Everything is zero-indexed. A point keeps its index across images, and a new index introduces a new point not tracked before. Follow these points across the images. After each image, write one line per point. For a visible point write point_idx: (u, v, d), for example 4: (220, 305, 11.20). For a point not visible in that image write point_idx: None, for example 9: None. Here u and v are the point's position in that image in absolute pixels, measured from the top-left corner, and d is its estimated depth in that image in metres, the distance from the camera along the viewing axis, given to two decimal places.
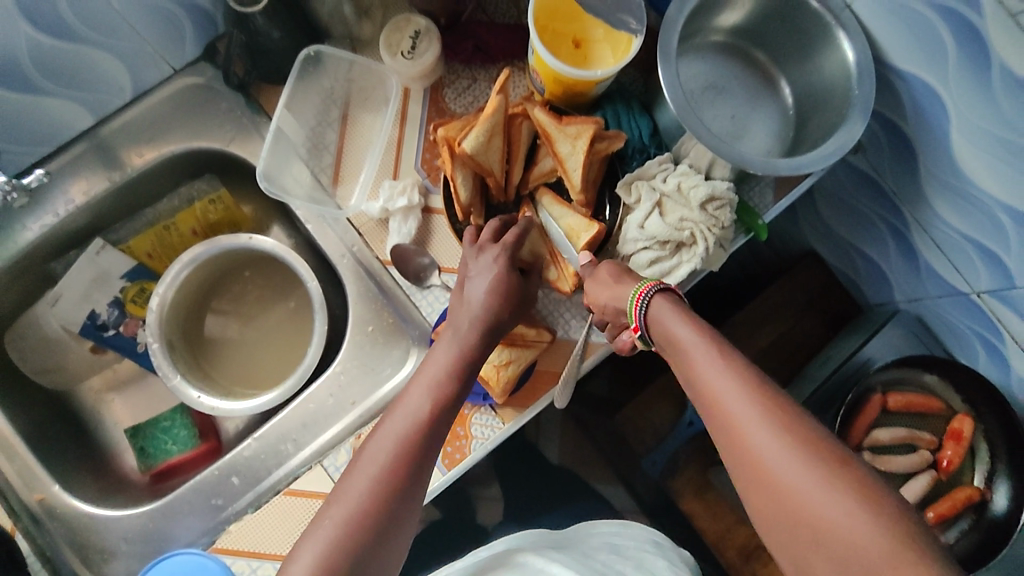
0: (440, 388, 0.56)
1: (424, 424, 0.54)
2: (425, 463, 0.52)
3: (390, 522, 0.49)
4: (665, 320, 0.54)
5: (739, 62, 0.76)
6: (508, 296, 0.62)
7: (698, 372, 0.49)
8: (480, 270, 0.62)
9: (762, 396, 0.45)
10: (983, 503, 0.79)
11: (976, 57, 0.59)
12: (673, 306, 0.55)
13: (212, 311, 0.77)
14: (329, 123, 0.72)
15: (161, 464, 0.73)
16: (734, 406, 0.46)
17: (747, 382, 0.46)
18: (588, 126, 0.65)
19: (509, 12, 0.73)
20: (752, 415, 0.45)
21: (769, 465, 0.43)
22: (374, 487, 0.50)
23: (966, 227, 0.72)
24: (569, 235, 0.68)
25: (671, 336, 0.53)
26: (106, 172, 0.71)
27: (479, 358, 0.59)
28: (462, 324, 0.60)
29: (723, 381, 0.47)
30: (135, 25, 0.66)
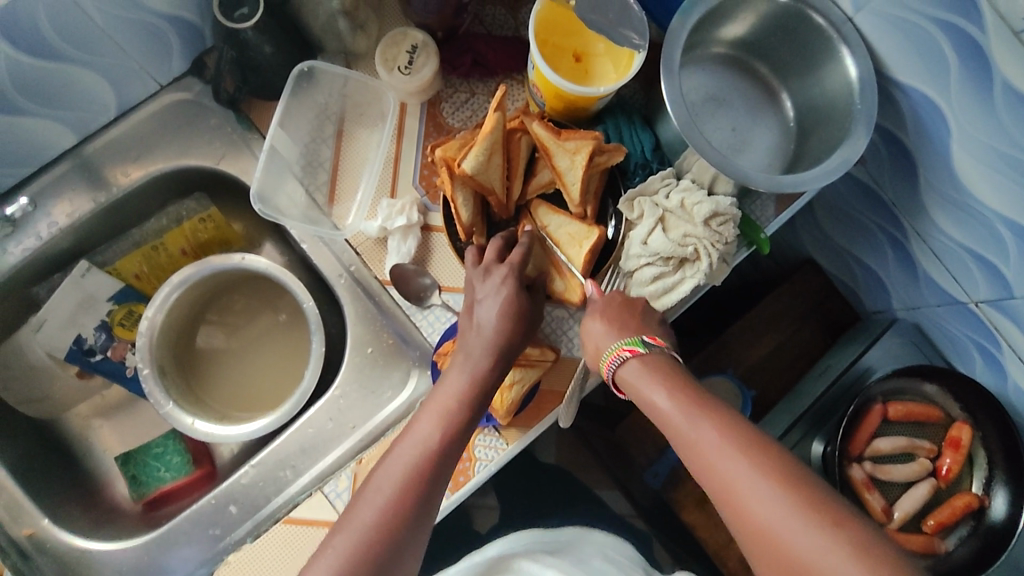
0: (451, 415, 0.54)
1: (434, 453, 0.52)
2: (434, 492, 0.51)
3: (396, 556, 0.47)
4: (641, 385, 0.53)
5: (739, 74, 0.75)
6: (520, 317, 0.60)
7: (683, 441, 0.48)
8: (489, 292, 0.60)
9: (747, 456, 0.45)
10: (981, 510, 0.79)
11: (979, 72, 0.59)
12: (640, 368, 0.54)
13: (204, 324, 0.75)
14: (323, 139, 0.70)
15: (155, 491, 0.71)
16: (723, 471, 0.45)
17: (730, 445, 0.46)
18: (587, 141, 0.64)
19: (507, 24, 0.72)
20: (741, 480, 0.44)
21: (772, 530, 0.42)
22: (381, 518, 0.48)
23: (964, 238, 0.72)
24: (569, 242, 0.67)
25: (647, 403, 0.52)
26: (91, 193, 0.69)
27: (490, 383, 0.57)
28: (475, 348, 0.58)
29: (707, 451, 0.47)
30: (120, 42, 0.61)
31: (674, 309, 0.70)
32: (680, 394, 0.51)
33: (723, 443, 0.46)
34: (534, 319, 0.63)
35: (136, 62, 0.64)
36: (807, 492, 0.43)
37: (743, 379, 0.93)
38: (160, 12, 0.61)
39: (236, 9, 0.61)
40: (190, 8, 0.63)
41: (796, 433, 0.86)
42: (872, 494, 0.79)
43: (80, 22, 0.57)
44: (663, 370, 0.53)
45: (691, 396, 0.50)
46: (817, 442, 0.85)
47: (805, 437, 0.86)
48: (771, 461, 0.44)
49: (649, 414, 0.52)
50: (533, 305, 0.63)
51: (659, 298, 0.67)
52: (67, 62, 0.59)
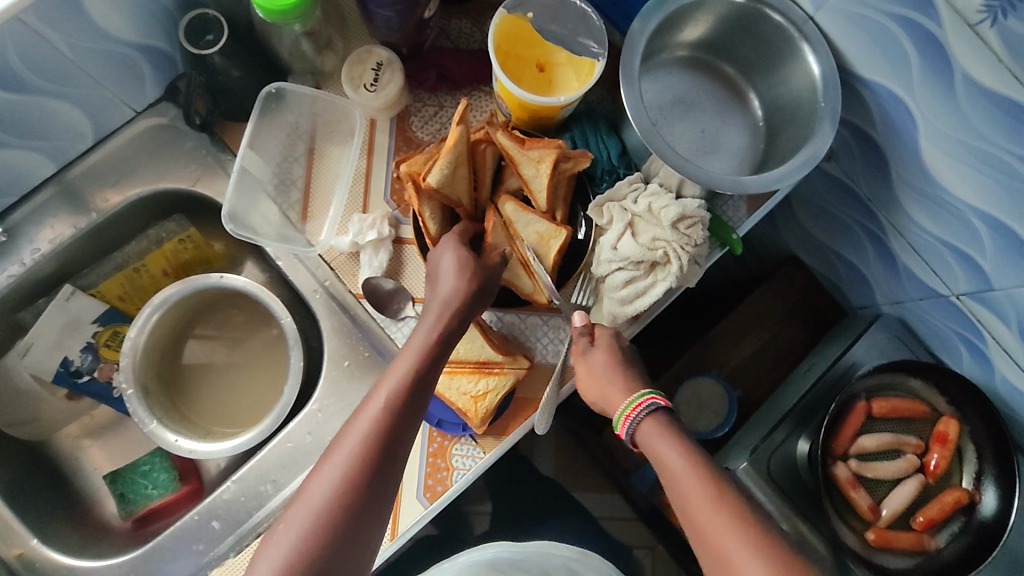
0: (403, 378, 0.54)
1: (389, 422, 0.52)
2: (392, 459, 0.51)
3: (352, 530, 0.49)
4: (657, 444, 0.57)
5: (706, 76, 0.76)
6: (473, 264, 0.61)
7: (692, 506, 0.53)
8: (439, 250, 0.62)
9: (749, 537, 0.50)
10: (972, 505, 0.78)
11: (939, 65, 0.59)
12: (660, 428, 0.58)
13: (196, 338, 0.77)
14: (295, 158, 0.71)
15: (142, 509, 0.72)
16: (724, 542, 0.51)
17: (736, 522, 0.51)
18: (551, 149, 0.65)
19: (472, 37, 0.73)
20: (743, 557, 0.50)
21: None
22: (335, 489, 0.49)
23: (940, 231, 0.71)
24: (539, 243, 0.66)
25: (663, 464, 0.56)
26: (72, 218, 0.71)
27: (443, 346, 0.58)
28: (430, 313, 0.59)
29: (713, 519, 0.52)
30: (93, 72, 0.63)
31: (647, 313, 0.70)
32: (693, 459, 0.55)
33: (729, 521, 0.51)
34: (496, 269, 0.63)
35: (109, 90, 0.66)
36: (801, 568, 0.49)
37: (729, 380, 0.93)
38: (128, 41, 0.63)
39: (201, 36, 0.62)
40: (158, 36, 0.65)
41: (781, 432, 0.83)
42: (857, 491, 0.79)
43: (51, 56, 0.58)
44: (676, 431, 0.58)
45: (702, 462, 0.55)
46: (803, 440, 0.83)
47: (791, 436, 0.84)
48: (772, 545, 0.50)
49: (661, 472, 0.57)
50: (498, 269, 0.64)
51: (632, 302, 0.68)
52: (40, 94, 0.61)
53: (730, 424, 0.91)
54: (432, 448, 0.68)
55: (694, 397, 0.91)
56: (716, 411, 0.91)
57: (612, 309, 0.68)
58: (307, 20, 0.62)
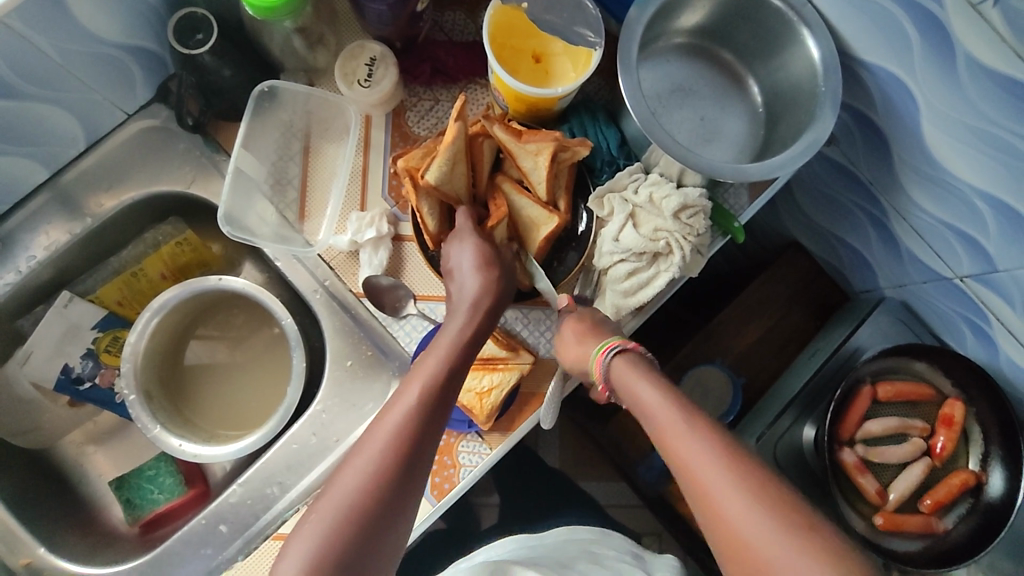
0: (436, 373, 0.54)
1: (420, 416, 0.52)
2: (423, 451, 0.51)
3: (385, 524, 0.48)
4: (627, 379, 0.55)
5: (704, 62, 0.74)
6: (495, 262, 0.62)
7: (662, 432, 0.50)
8: (458, 247, 0.62)
9: (719, 455, 0.47)
10: (979, 487, 0.78)
11: (941, 46, 0.58)
12: (635, 363, 0.56)
13: (198, 338, 0.76)
14: (291, 156, 0.70)
15: (150, 513, 0.72)
16: (704, 475, 0.46)
17: (708, 442, 0.47)
18: (548, 142, 0.64)
19: (466, 28, 0.72)
20: (714, 474, 0.46)
21: (731, 524, 0.44)
22: (369, 479, 0.48)
23: (943, 213, 0.71)
24: (531, 228, 0.67)
25: (634, 396, 0.53)
26: (68, 223, 0.70)
27: (472, 346, 0.58)
28: (457, 313, 0.60)
29: (683, 438, 0.48)
30: (82, 77, 0.62)
31: (650, 304, 0.70)
32: (664, 388, 0.52)
33: (700, 438, 0.48)
34: (510, 268, 0.64)
35: (100, 94, 0.65)
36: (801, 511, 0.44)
37: (733, 367, 0.93)
38: (117, 43, 0.62)
39: (191, 36, 0.61)
40: (146, 36, 0.64)
41: (787, 417, 0.84)
42: (864, 477, 0.78)
43: (39, 62, 0.57)
44: (653, 369, 0.56)
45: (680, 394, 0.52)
46: (809, 427, 0.83)
47: (796, 422, 0.84)
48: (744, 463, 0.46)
49: (635, 408, 0.54)
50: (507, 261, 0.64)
51: (635, 294, 0.67)
52: (30, 100, 0.60)
53: (734, 413, 0.90)
54: (437, 446, 0.68)
55: (699, 386, 0.90)
56: (719, 401, 0.89)
57: (615, 301, 0.67)
58: (298, 17, 0.61)
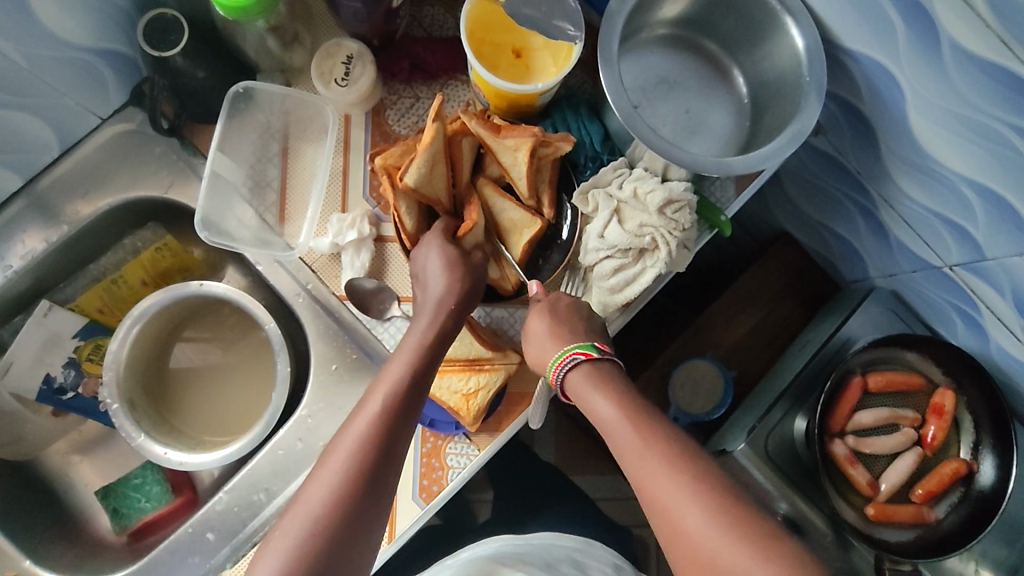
0: (399, 380, 0.54)
1: (387, 421, 0.52)
2: (391, 456, 0.51)
3: (355, 530, 0.48)
4: (586, 394, 0.56)
5: (687, 53, 0.73)
6: (462, 263, 0.61)
7: (623, 449, 0.53)
8: (423, 251, 0.62)
9: (677, 472, 0.49)
10: (970, 475, 0.78)
11: (924, 34, 0.57)
12: (592, 374, 0.57)
13: (186, 340, 0.76)
14: (270, 158, 0.69)
15: (137, 522, 0.71)
16: (658, 486, 0.49)
17: (669, 465, 0.50)
18: (526, 138, 0.63)
19: (446, 23, 0.71)
20: (673, 496, 0.48)
21: (689, 532, 0.47)
22: (335, 490, 0.48)
23: (931, 202, 0.70)
24: (511, 230, 0.66)
25: (593, 413, 0.56)
26: (44, 230, 0.69)
27: (438, 349, 0.58)
28: (422, 314, 0.60)
29: (641, 462, 0.51)
30: (53, 82, 0.61)
31: (637, 301, 0.69)
32: (623, 403, 0.54)
33: (662, 457, 0.50)
34: (481, 268, 0.63)
35: (72, 99, 0.64)
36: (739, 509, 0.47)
37: (724, 360, 0.93)
38: (87, 46, 0.60)
39: (162, 37, 0.60)
40: (117, 38, 0.63)
41: (779, 410, 0.83)
42: (855, 468, 0.78)
43: (7, 68, 0.56)
44: (610, 377, 0.57)
45: (631, 404, 0.54)
46: (801, 419, 0.82)
47: (787, 415, 0.83)
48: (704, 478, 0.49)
49: (595, 422, 0.56)
50: (478, 263, 0.63)
51: (621, 291, 0.66)
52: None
53: (726, 406, 0.90)
54: (425, 448, 0.67)
55: (690, 381, 0.90)
56: (710, 394, 0.89)
57: (602, 300, 0.67)
58: (270, 15, 0.60)
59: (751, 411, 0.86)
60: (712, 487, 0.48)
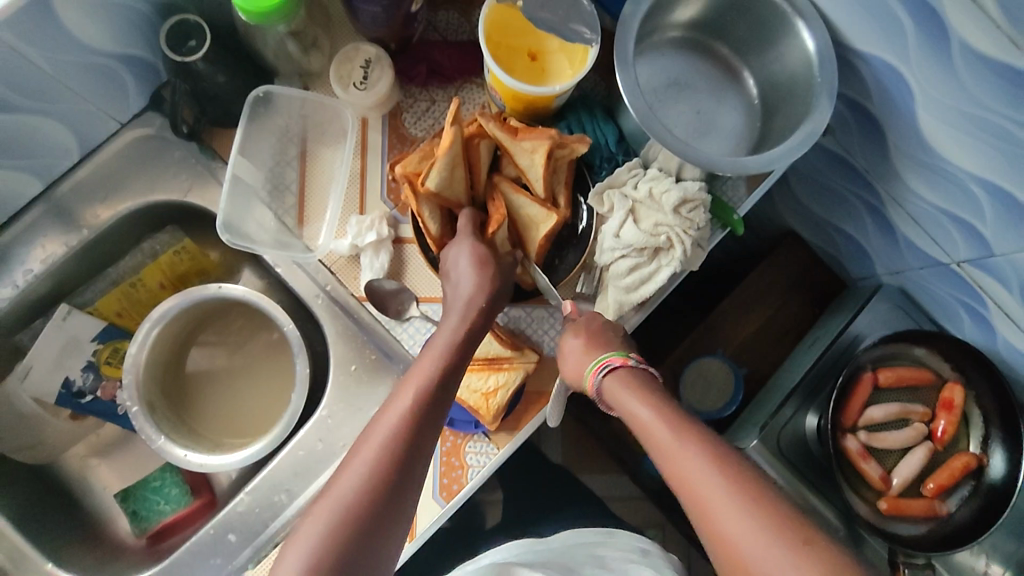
0: (429, 375, 0.55)
1: (415, 420, 0.52)
2: (418, 455, 0.51)
3: (381, 526, 0.47)
4: (622, 396, 0.56)
5: (698, 55, 0.74)
6: (493, 261, 0.62)
7: (663, 448, 0.51)
8: (455, 249, 0.62)
9: (721, 470, 0.48)
10: (980, 469, 0.79)
11: (935, 35, 0.58)
12: (627, 378, 0.57)
13: (198, 345, 0.76)
14: (288, 162, 0.70)
15: (157, 524, 0.72)
16: (704, 485, 0.48)
17: (713, 463, 0.48)
18: (543, 140, 0.64)
19: (461, 28, 0.71)
20: (716, 493, 0.47)
21: (732, 535, 0.45)
22: (361, 485, 0.48)
23: (939, 200, 0.71)
24: (529, 226, 0.67)
25: (631, 415, 0.55)
26: (63, 235, 0.69)
27: (465, 349, 0.58)
28: (451, 314, 0.60)
29: (682, 464, 0.49)
30: (75, 87, 0.61)
31: (653, 299, 0.69)
32: (659, 405, 0.54)
33: (703, 455, 0.49)
34: (510, 266, 0.64)
35: (93, 104, 0.64)
36: (782, 512, 0.45)
37: (734, 358, 0.94)
38: (109, 52, 0.61)
39: (183, 42, 0.61)
40: (138, 43, 0.63)
41: (790, 407, 0.84)
42: (867, 463, 0.79)
43: (31, 73, 0.57)
44: (645, 382, 0.57)
45: (670, 407, 0.53)
46: (811, 415, 0.83)
47: (799, 411, 0.84)
48: (747, 481, 0.47)
49: (632, 424, 0.55)
50: (505, 261, 0.64)
51: (638, 289, 0.67)
52: (23, 112, 0.59)
53: (734, 406, 0.91)
54: (445, 447, 0.68)
55: (701, 377, 0.91)
56: (721, 391, 0.90)
57: (618, 298, 0.67)
58: (290, 21, 0.61)
59: (762, 408, 0.88)
60: (760, 489, 0.47)
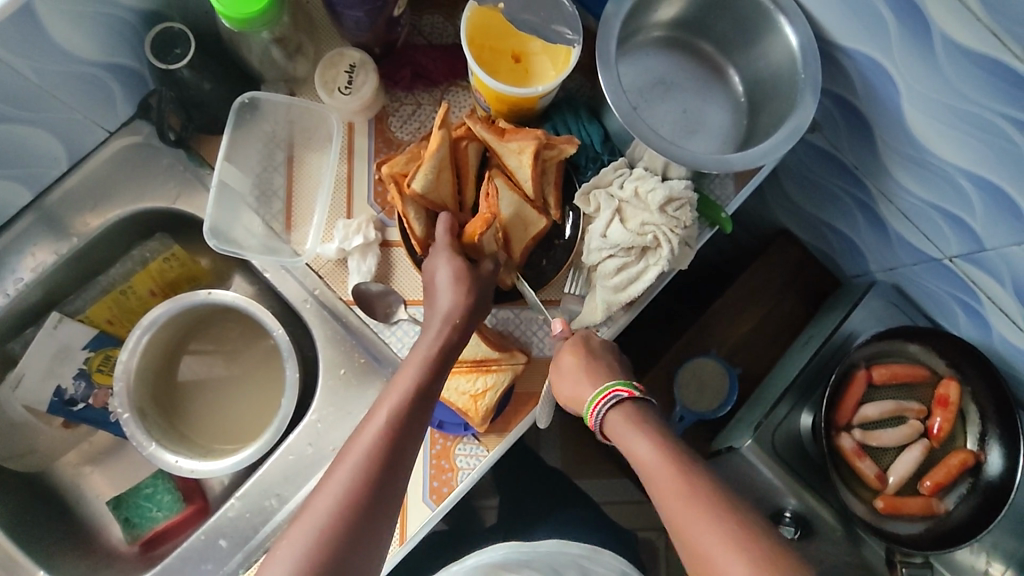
0: (410, 387, 0.55)
1: (395, 431, 0.52)
2: (398, 466, 0.51)
3: (360, 539, 0.48)
4: (626, 435, 0.57)
5: (683, 54, 0.75)
6: (471, 277, 0.61)
7: (663, 497, 0.53)
8: (433, 262, 0.62)
9: (716, 523, 0.50)
10: (978, 466, 0.78)
11: (917, 29, 0.58)
12: (628, 417, 0.58)
13: (193, 352, 0.76)
14: (275, 167, 0.70)
15: (149, 532, 0.72)
16: (702, 539, 0.50)
17: (711, 514, 0.51)
18: (529, 141, 0.64)
19: (445, 31, 0.72)
20: (715, 546, 0.49)
21: None
22: (341, 499, 0.49)
23: (928, 195, 0.71)
24: (519, 224, 0.66)
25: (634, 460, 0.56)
26: (54, 244, 0.70)
27: (447, 356, 0.58)
28: (431, 322, 0.60)
29: (688, 515, 0.51)
30: (62, 97, 0.62)
31: (641, 299, 0.69)
32: (662, 449, 0.55)
33: (700, 505, 0.51)
34: (490, 277, 0.63)
35: (81, 113, 0.65)
36: (777, 556, 0.48)
37: (728, 358, 0.93)
38: (95, 61, 0.62)
39: (169, 50, 0.61)
40: (124, 52, 0.64)
41: (784, 406, 0.83)
42: (863, 462, 0.78)
43: (16, 83, 0.57)
44: (646, 418, 0.58)
45: (672, 450, 0.55)
46: (806, 414, 0.83)
47: (793, 410, 0.83)
48: (745, 531, 0.50)
49: (631, 462, 0.57)
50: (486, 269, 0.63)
51: (625, 289, 0.67)
52: (9, 122, 0.60)
53: (730, 406, 0.90)
54: (434, 450, 0.68)
55: (695, 376, 0.90)
56: (716, 391, 0.90)
57: (606, 298, 0.67)
58: (274, 27, 0.61)
59: (754, 409, 0.87)
60: (752, 540, 0.49)
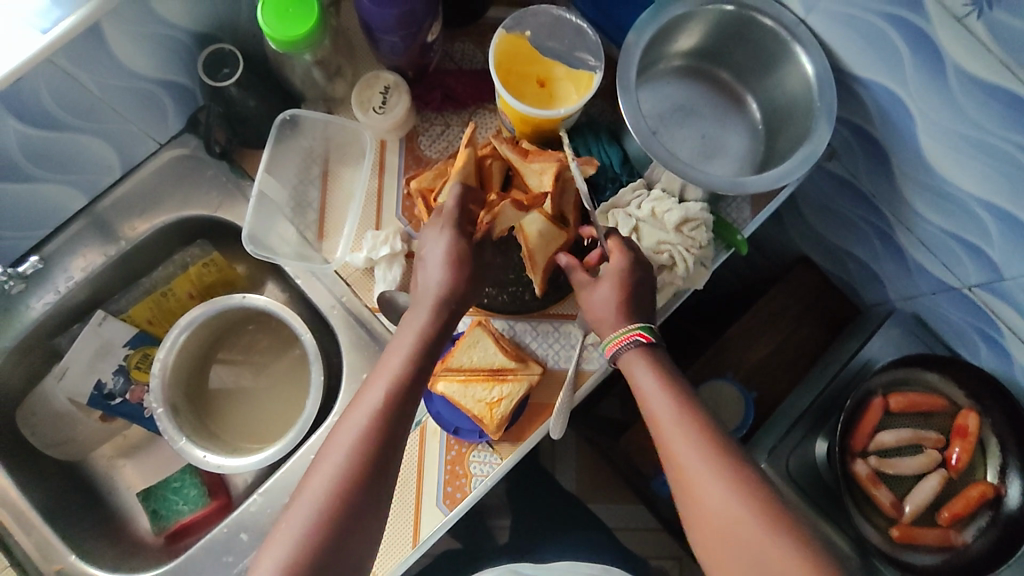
0: (403, 362, 0.55)
1: (384, 414, 0.52)
2: (389, 447, 0.52)
3: (356, 521, 0.50)
4: (636, 370, 0.58)
5: (702, 83, 0.77)
6: (464, 259, 0.60)
7: (669, 439, 0.54)
8: (432, 241, 0.61)
9: (722, 473, 0.51)
10: (998, 499, 0.77)
11: (930, 60, 0.60)
12: (643, 355, 0.58)
13: (224, 358, 0.80)
14: (311, 180, 0.75)
15: (174, 524, 0.75)
16: (705, 484, 0.51)
17: (713, 462, 0.52)
18: (551, 162, 0.67)
19: (476, 57, 0.76)
20: (718, 490, 0.51)
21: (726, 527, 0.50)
22: (333, 484, 0.50)
23: (947, 224, 0.72)
24: (540, 241, 0.67)
25: (669, 444, 0.54)
26: (102, 246, 0.75)
27: (438, 338, 0.57)
28: (421, 304, 0.59)
29: (694, 463, 0.52)
30: (119, 108, 0.67)
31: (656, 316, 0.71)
32: (672, 393, 0.56)
33: (707, 459, 0.52)
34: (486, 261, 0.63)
35: (135, 124, 0.70)
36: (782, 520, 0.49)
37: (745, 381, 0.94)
38: (151, 77, 0.67)
39: (219, 69, 0.66)
40: (178, 69, 0.69)
41: (798, 431, 0.84)
42: (878, 489, 0.78)
43: (80, 94, 0.62)
44: (662, 361, 0.58)
45: (677, 390, 0.56)
46: (821, 441, 0.82)
47: (806, 437, 0.84)
48: (751, 491, 0.50)
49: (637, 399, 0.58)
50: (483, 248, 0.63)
51: None
52: (72, 130, 0.65)
53: (746, 428, 0.90)
54: (450, 455, 0.70)
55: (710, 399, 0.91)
56: (731, 413, 0.89)
57: None
58: (316, 50, 0.66)
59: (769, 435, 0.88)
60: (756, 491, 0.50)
